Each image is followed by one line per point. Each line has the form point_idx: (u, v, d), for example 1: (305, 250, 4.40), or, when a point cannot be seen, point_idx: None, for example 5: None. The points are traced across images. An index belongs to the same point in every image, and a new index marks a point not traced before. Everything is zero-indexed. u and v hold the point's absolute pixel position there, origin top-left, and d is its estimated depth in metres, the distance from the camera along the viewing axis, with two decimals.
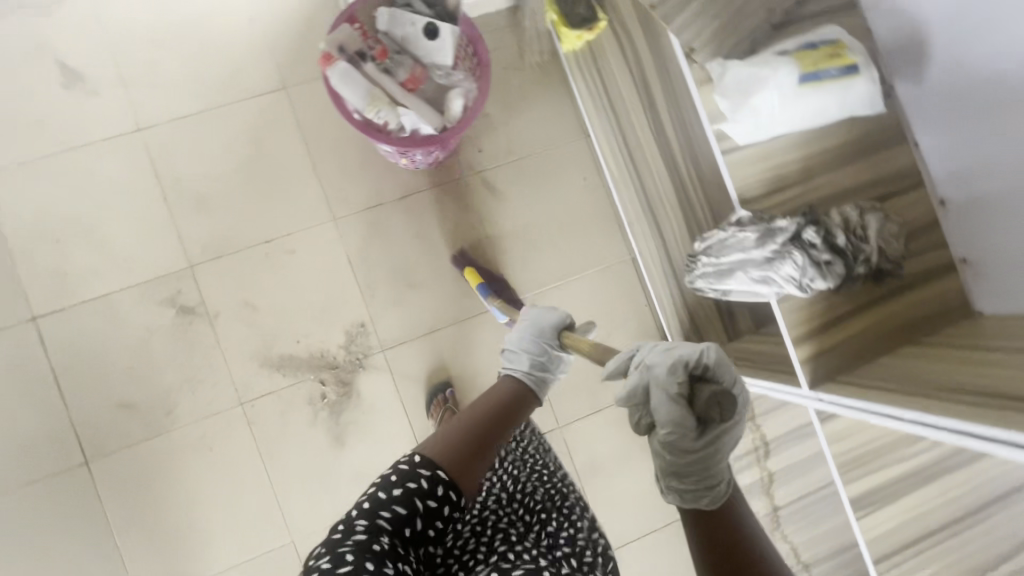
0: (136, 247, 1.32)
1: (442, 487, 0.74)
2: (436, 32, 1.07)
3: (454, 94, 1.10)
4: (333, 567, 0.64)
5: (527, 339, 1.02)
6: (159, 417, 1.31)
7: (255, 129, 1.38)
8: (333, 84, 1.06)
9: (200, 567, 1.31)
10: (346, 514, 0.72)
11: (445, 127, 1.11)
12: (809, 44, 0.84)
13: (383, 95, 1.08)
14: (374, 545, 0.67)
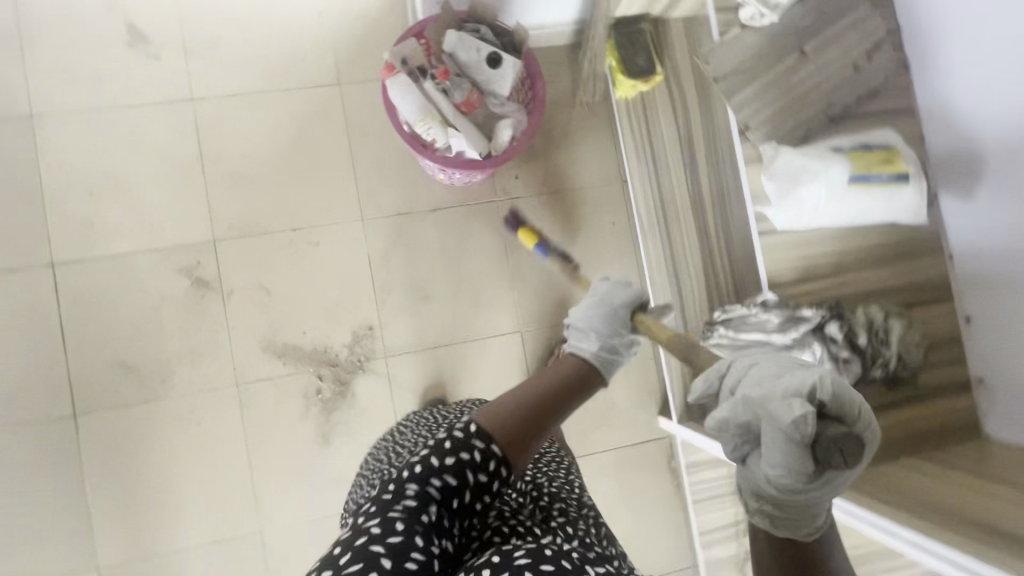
0: (165, 212, 1.34)
1: (494, 462, 0.69)
2: (499, 62, 1.09)
3: (504, 124, 1.11)
4: (383, 535, 0.61)
5: (597, 316, 0.89)
6: (155, 382, 1.31)
7: (303, 119, 1.40)
8: (390, 95, 1.08)
9: (164, 540, 1.30)
10: (396, 475, 0.68)
11: (491, 154, 1.12)
12: (864, 145, 0.87)
13: (435, 113, 1.09)
14: (423, 516, 0.63)
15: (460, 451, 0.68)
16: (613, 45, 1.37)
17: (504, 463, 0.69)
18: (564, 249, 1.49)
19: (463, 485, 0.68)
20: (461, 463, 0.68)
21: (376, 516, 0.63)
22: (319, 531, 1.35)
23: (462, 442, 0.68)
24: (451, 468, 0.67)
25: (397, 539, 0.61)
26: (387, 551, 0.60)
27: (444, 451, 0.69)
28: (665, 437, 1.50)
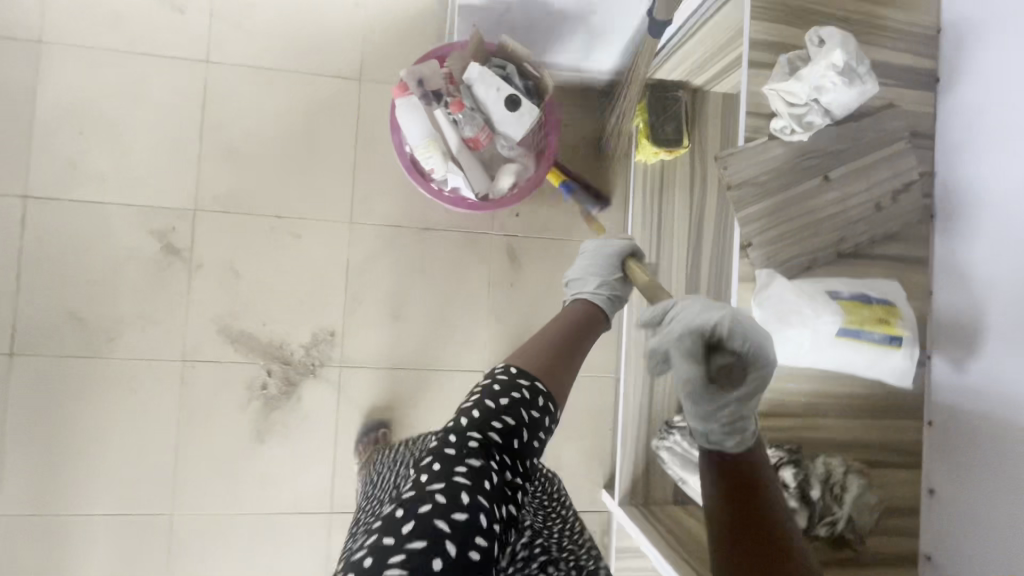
0: (152, 169, 1.29)
1: (541, 399, 0.77)
2: (517, 107, 1.03)
3: (507, 171, 1.08)
4: (448, 503, 0.62)
5: (593, 264, 0.97)
6: (100, 340, 1.27)
7: (314, 107, 1.35)
8: (399, 114, 1.04)
9: (72, 500, 1.26)
10: (450, 430, 0.69)
11: (488, 197, 1.09)
12: (865, 297, 0.83)
13: (439, 145, 1.05)
14: (485, 481, 0.65)
15: (515, 407, 0.74)
16: (644, 105, 1.31)
17: (550, 401, 0.79)
18: (547, 298, 1.44)
19: (511, 442, 0.72)
20: (513, 420, 0.73)
21: (440, 482, 0.64)
22: (231, 528, 1.30)
23: (512, 401, 0.74)
24: (501, 428, 0.71)
25: (462, 518, 0.61)
26: (451, 529, 0.60)
27: (499, 406, 0.73)
28: (604, 511, 1.45)
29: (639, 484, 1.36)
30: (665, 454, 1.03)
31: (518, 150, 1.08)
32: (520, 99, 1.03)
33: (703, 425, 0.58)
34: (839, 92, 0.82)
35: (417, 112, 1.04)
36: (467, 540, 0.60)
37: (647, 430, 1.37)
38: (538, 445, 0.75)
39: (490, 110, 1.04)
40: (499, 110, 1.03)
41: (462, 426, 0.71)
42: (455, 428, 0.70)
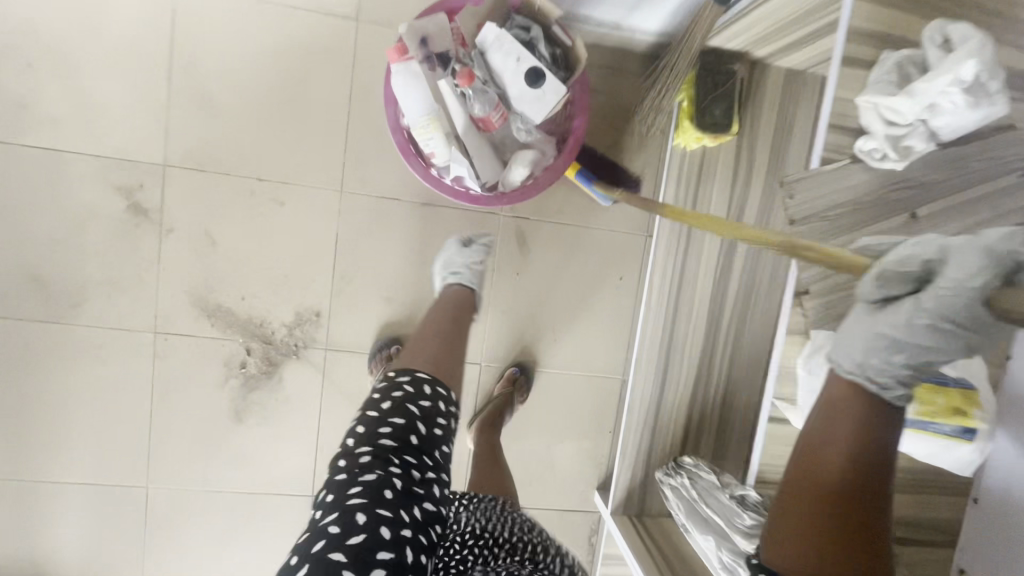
0: (114, 115, 1.12)
1: (427, 387, 0.91)
2: (539, 83, 0.83)
3: (523, 158, 0.91)
4: (343, 532, 0.67)
5: (452, 255, 1.19)
6: (64, 304, 1.16)
7: (302, 49, 1.14)
8: (395, 83, 0.87)
9: (44, 466, 1.21)
10: (340, 460, 0.77)
11: (498, 188, 0.93)
12: (939, 379, 0.75)
13: (441, 124, 0.88)
14: (371, 489, 0.72)
15: (400, 406, 0.84)
16: (693, 79, 1.10)
17: (436, 386, 0.93)
18: (556, 291, 1.30)
19: (410, 439, 0.80)
20: (408, 418, 0.84)
21: (333, 514, 0.69)
22: (209, 505, 1.26)
23: (397, 400, 0.85)
24: (393, 430, 0.80)
25: (357, 540, 0.66)
26: (347, 557, 0.65)
27: (386, 412, 0.83)
28: (595, 512, 1.40)
29: (634, 495, 1.30)
30: (667, 493, 0.95)
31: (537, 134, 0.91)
32: (543, 74, 0.83)
33: (887, 351, 0.54)
34: (956, 115, 0.75)
35: (418, 81, 0.86)
36: (371, 556, 0.66)
37: (649, 440, 1.28)
38: (440, 431, 0.86)
39: (507, 86, 0.85)
40: (517, 87, 0.84)
41: (355, 448, 0.78)
42: (348, 453, 0.78)
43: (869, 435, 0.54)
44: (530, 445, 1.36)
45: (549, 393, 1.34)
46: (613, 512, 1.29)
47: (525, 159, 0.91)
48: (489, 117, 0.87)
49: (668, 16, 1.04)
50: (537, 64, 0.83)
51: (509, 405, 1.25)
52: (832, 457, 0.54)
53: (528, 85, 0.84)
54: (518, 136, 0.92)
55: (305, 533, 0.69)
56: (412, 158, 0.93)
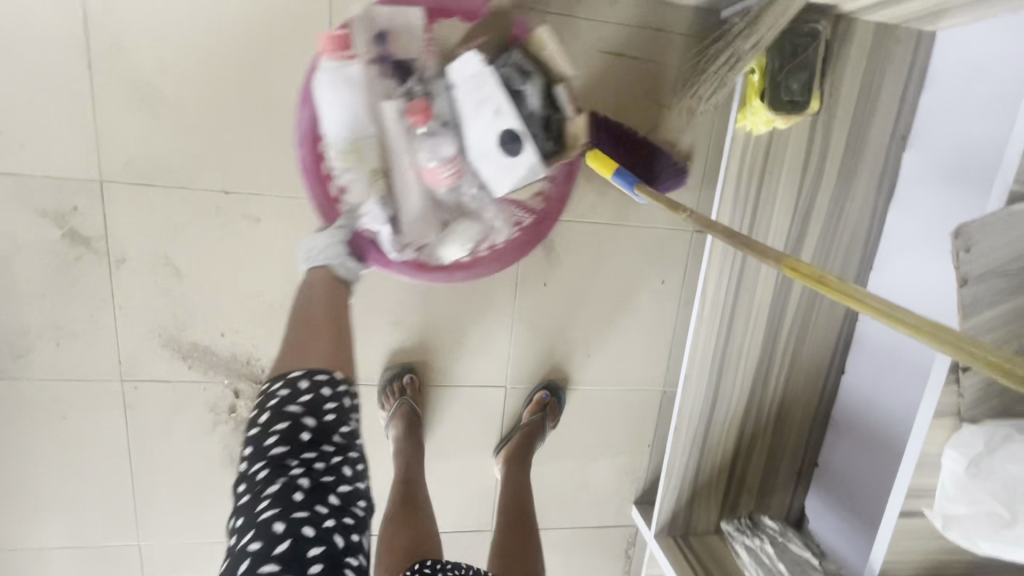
0: (24, 120, 0.87)
1: (307, 379, 0.68)
2: (506, 150, 0.79)
3: (467, 227, 0.91)
4: (265, 546, 0.56)
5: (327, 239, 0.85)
6: (4, 358, 0.96)
7: (261, 21, 0.88)
8: (325, 79, 0.80)
9: (13, 536, 1.06)
10: (237, 480, 0.62)
11: (417, 250, 0.91)
12: None
13: (379, 151, 0.86)
14: (283, 494, 0.59)
15: (279, 411, 0.64)
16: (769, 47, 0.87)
17: (315, 374, 0.69)
18: (587, 300, 1.12)
19: (303, 437, 0.63)
20: (292, 419, 0.64)
21: (249, 532, 0.57)
22: (213, 555, 1.14)
23: (275, 405, 0.64)
24: (284, 433, 0.63)
25: (284, 547, 0.56)
26: (278, 565, 0.55)
27: (266, 423, 0.64)
28: (631, 525, 1.31)
29: (679, 515, 1.18)
30: (740, 551, 0.83)
31: (490, 203, 0.91)
32: (519, 143, 0.79)
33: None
34: None
35: (372, 90, 0.84)
36: (302, 559, 0.56)
37: (696, 459, 1.15)
38: (335, 413, 0.67)
39: (470, 137, 0.82)
40: (486, 142, 0.80)
41: (249, 468, 0.62)
42: (243, 475, 0.62)
43: None
44: (562, 465, 1.24)
45: (583, 411, 1.19)
46: (657, 534, 1.18)
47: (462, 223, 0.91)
48: (435, 169, 0.84)
49: None
50: (516, 128, 0.78)
51: (542, 431, 1.11)
52: None
53: (500, 146, 0.79)
54: (466, 197, 0.90)
55: (223, 563, 0.57)
56: (312, 182, 0.86)
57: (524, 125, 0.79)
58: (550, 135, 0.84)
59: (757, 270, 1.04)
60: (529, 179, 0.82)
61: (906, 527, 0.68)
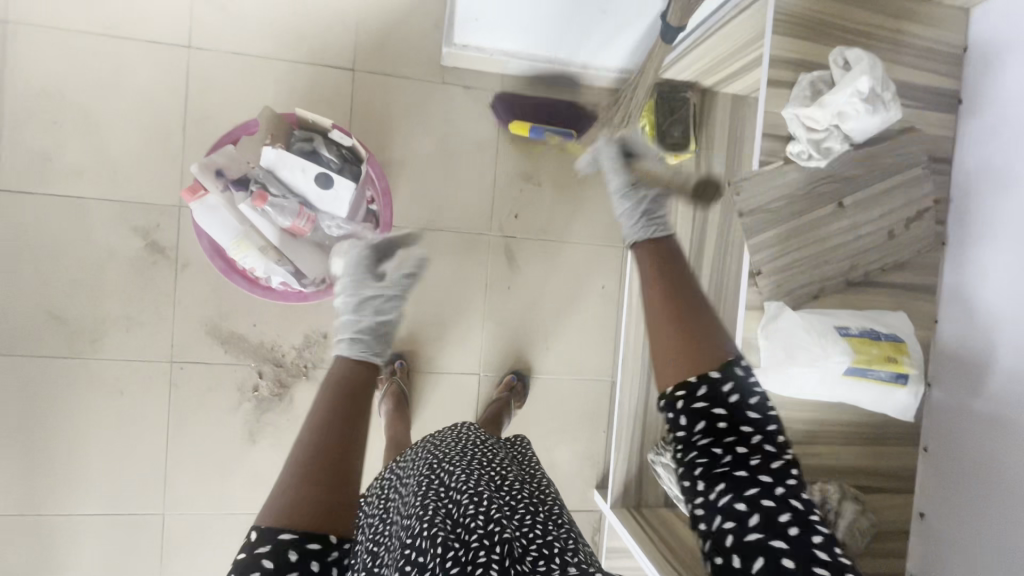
0: (133, 163, 1.23)
1: (297, 551, 0.58)
2: (329, 189, 0.95)
3: (345, 248, 1.00)
4: None
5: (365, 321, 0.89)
6: (83, 341, 1.23)
7: (305, 97, 1.28)
8: (197, 219, 0.93)
9: (59, 501, 1.25)
10: None
11: (325, 280, 1.01)
12: (873, 333, 0.79)
13: (259, 236, 0.95)
14: None
15: None
16: (653, 106, 1.26)
17: (308, 542, 0.59)
18: (544, 300, 1.41)
19: None
20: None
21: None
22: (225, 527, 1.31)
23: None
24: None
25: None
26: None
27: None
28: (594, 511, 1.47)
29: (631, 487, 1.38)
30: (658, 469, 1.05)
31: (348, 226, 1.00)
32: (331, 177, 0.94)
33: None
34: (862, 120, 0.78)
35: (232, 204, 0.94)
36: None
37: (640, 434, 1.37)
38: None
39: (308, 192, 0.96)
40: (316, 192, 0.96)
41: None
42: None
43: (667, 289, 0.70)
44: None
45: (546, 397, 1.43)
46: (613, 505, 1.37)
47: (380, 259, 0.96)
48: (296, 225, 0.96)
49: (628, 51, 1.21)
50: (324, 171, 0.94)
51: (506, 408, 1.32)
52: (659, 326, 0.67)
53: (324, 187, 0.95)
54: (331, 233, 1.01)
55: None
56: (240, 282, 0.97)
57: (330, 167, 0.95)
58: (355, 161, 0.98)
59: None
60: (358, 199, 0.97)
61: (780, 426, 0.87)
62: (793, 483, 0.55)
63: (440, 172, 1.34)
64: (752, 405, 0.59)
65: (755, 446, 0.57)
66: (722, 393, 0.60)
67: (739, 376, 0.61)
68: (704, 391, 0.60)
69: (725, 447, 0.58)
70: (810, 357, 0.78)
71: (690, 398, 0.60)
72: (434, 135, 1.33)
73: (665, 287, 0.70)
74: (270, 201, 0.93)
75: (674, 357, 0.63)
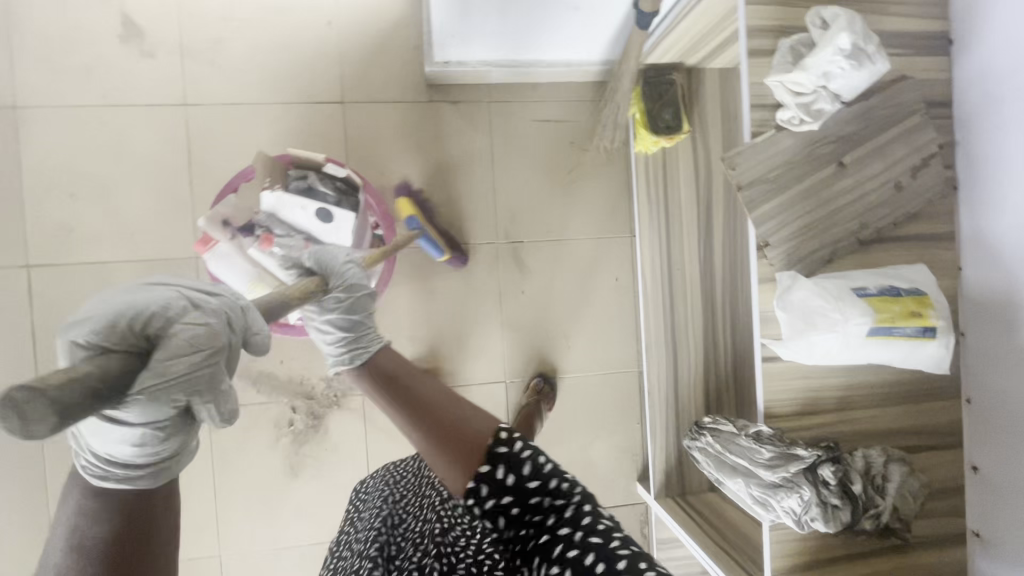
0: (148, 222, 1.28)
1: None
2: (331, 222, 0.98)
3: None
4: None
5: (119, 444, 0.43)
6: None
7: (300, 135, 1.31)
8: (211, 268, 0.97)
9: None
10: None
11: None
12: (893, 290, 0.78)
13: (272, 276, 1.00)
14: None
15: None
16: (639, 94, 1.26)
17: None
18: (559, 299, 1.41)
19: None
20: None
21: None
22: (282, 560, 1.34)
23: None
24: None
25: None
26: None
27: None
28: (639, 504, 1.46)
29: (672, 477, 1.36)
30: (697, 454, 0.98)
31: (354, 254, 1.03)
32: (332, 209, 0.97)
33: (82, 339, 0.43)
34: (848, 77, 0.78)
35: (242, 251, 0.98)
36: None
37: (675, 422, 1.35)
38: None
39: (311, 227, 0.99)
40: (318, 226, 0.99)
41: None
42: None
43: (410, 389, 0.64)
44: (567, 450, 1.43)
45: (575, 396, 1.43)
46: (656, 495, 1.36)
47: (139, 303, 0.47)
48: None
49: (606, 42, 1.22)
50: (323, 205, 0.97)
51: (537, 412, 1.30)
52: (424, 423, 0.60)
53: (325, 221, 0.98)
54: None
55: None
56: None
57: (328, 200, 0.97)
58: (351, 192, 1.00)
59: (683, 248, 1.32)
60: (359, 227, 1.00)
61: (808, 395, 0.86)
62: (587, 519, 0.57)
63: (439, 189, 1.36)
64: (529, 476, 0.57)
65: (547, 508, 0.58)
66: (502, 483, 0.57)
67: (505, 453, 0.58)
68: (487, 490, 0.57)
69: (528, 524, 0.58)
70: (831, 324, 0.76)
71: (480, 502, 0.57)
72: (429, 154, 1.35)
73: (408, 388, 0.64)
74: (278, 242, 0.97)
75: (448, 458, 0.58)
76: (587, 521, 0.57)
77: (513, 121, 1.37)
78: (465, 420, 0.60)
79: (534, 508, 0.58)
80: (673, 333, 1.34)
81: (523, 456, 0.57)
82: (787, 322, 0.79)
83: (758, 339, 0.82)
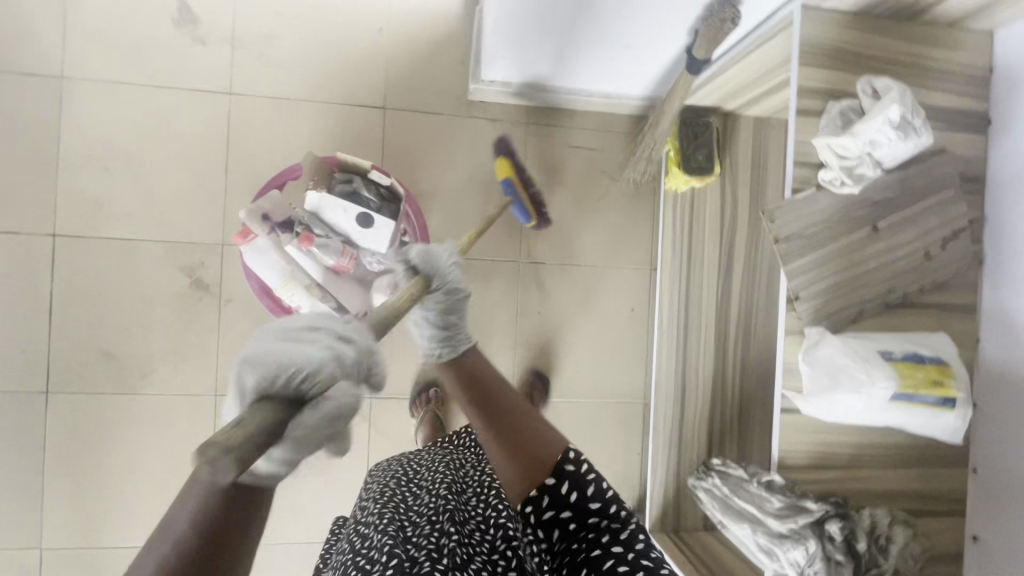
0: (179, 203, 1.29)
1: None
2: (370, 228, 0.99)
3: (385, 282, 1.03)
4: None
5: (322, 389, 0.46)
6: (133, 376, 1.28)
7: (339, 135, 1.33)
8: (247, 260, 0.99)
9: (110, 532, 1.29)
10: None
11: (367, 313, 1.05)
12: (917, 357, 0.81)
13: (306, 274, 1.00)
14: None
15: None
16: (676, 132, 1.29)
17: None
18: (574, 323, 1.43)
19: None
20: None
21: None
22: (271, 554, 1.34)
23: None
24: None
25: None
26: None
27: None
28: None
29: (669, 512, 1.36)
30: (703, 494, 1.00)
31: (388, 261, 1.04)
32: (372, 215, 0.98)
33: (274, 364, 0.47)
34: (893, 147, 0.81)
35: (279, 246, 1.00)
36: None
37: (677, 458, 1.36)
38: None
39: (350, 231, 1.00)
40: (357, 231, 0.99)
41: None
42: None
43: (481, 379, 0.70)
44: None
45: (579, 420, 1.44)
46: (651, 530, 1.36)
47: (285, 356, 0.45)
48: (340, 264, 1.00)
49: (651, 80, 1.25)
50: (365, 210, 0.98)
51: None
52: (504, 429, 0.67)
53: (365, 226, 0.99)
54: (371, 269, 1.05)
55: None
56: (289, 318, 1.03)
57: (370, 206, 0.98)
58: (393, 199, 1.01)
59: (702, 287, 1.34)
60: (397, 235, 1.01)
61: (821, 449, 0.87)
62: (641, 545, 0.67)
63: (468, 202, 1.37)
64: (592, 497, 0.67)
65: (602, 529, 0.68)
66: (564, 498, 0.66)
67: (572, 471, 0.67)
68: (547, 501, 0.66)
69: (582, 541, 0.67)
70: (855, 385, 0.79)
71: (540, 511, 0.67)
72: (463, 167, 1.37)
73: (480, 381, 0.70)
74: (317, 241, 0.98)
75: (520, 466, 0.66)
76: (640, 546, 0.67)
77: (548, 144, 1.40)
78: (536, 433, 0.68)
79: (591, 527, 0.68)
80: (683, 369, 1.35)
81: (589, 479, 0.67)
82: (810, 376, 0.81)
83: (780, 389, 0.84)
